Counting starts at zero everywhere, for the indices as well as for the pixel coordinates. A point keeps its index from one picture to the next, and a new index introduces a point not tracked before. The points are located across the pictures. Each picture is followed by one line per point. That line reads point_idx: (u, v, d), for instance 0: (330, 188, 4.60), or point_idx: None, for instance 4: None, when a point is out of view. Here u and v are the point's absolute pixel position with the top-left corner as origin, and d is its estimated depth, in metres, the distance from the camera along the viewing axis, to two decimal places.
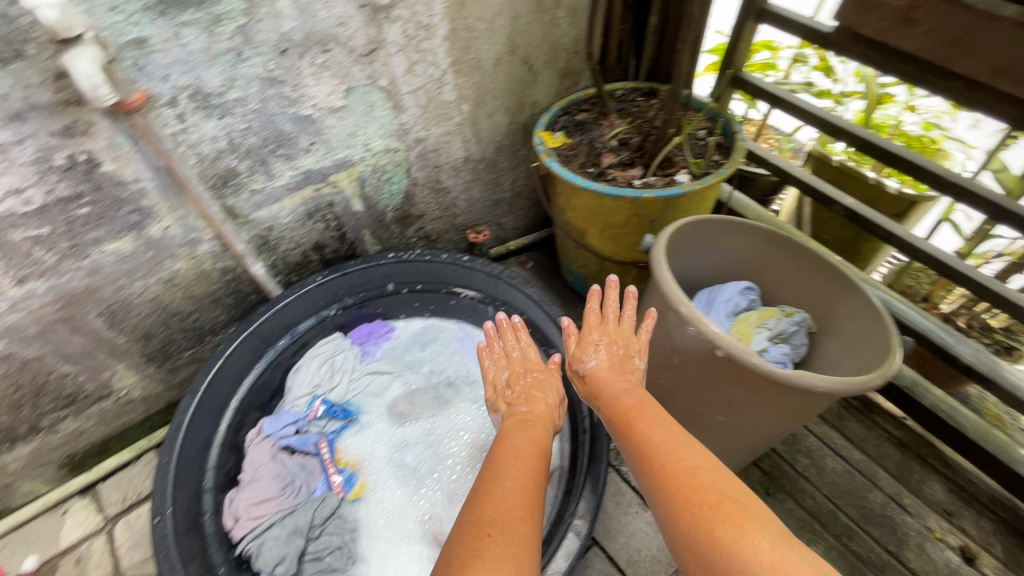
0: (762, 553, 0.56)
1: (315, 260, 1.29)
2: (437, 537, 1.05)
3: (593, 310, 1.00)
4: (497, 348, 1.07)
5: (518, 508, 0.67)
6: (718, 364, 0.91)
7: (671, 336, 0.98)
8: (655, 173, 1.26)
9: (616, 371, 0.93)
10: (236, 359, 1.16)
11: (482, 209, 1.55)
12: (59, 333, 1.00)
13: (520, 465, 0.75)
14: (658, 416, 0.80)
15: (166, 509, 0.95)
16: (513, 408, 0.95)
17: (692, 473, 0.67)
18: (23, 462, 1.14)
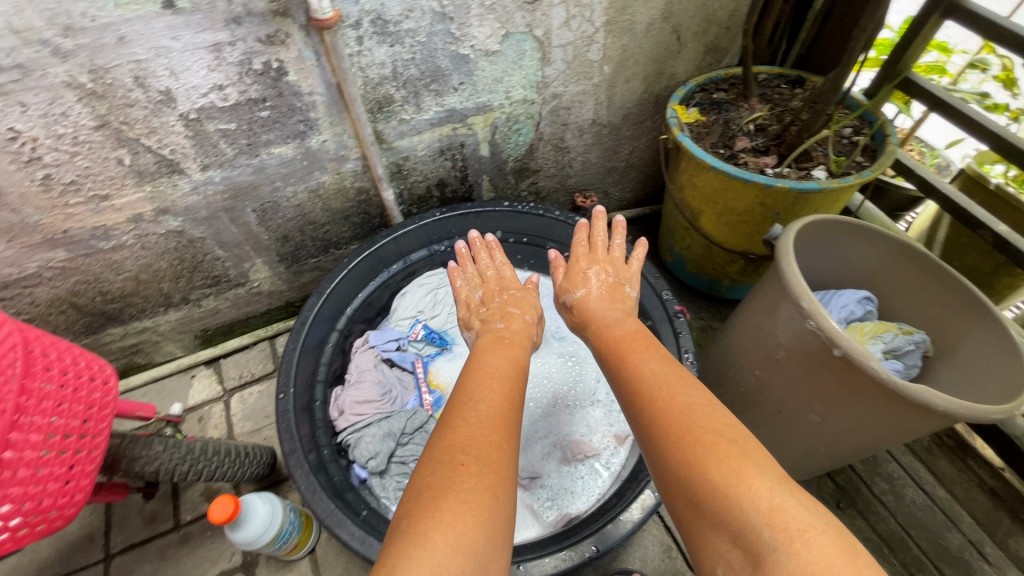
0: (760, 492, 0.58)
1: (435, 196, 1.36)
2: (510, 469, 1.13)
3: (582, 242, 1.16)
4: (470, 269, 1.19)
5: (494, 437, 0.70)
6: (830, 364, 0.89)
7: (779, 327, 0.97)
8: (789, 165, 1.22)
9: (604, 297, 1.05)
10: (356, 273, 1.26)
11: (595, 174, 1.56)
12: (221, 220, 1.14)
13: (502, 396, 0.78)
14: (649, 360, 0.84)
15: (290, 388, 1.06)
16: (489, 324, 1.05)
17: (685, 415, 0.70)
18: (170, 327, 1.32)
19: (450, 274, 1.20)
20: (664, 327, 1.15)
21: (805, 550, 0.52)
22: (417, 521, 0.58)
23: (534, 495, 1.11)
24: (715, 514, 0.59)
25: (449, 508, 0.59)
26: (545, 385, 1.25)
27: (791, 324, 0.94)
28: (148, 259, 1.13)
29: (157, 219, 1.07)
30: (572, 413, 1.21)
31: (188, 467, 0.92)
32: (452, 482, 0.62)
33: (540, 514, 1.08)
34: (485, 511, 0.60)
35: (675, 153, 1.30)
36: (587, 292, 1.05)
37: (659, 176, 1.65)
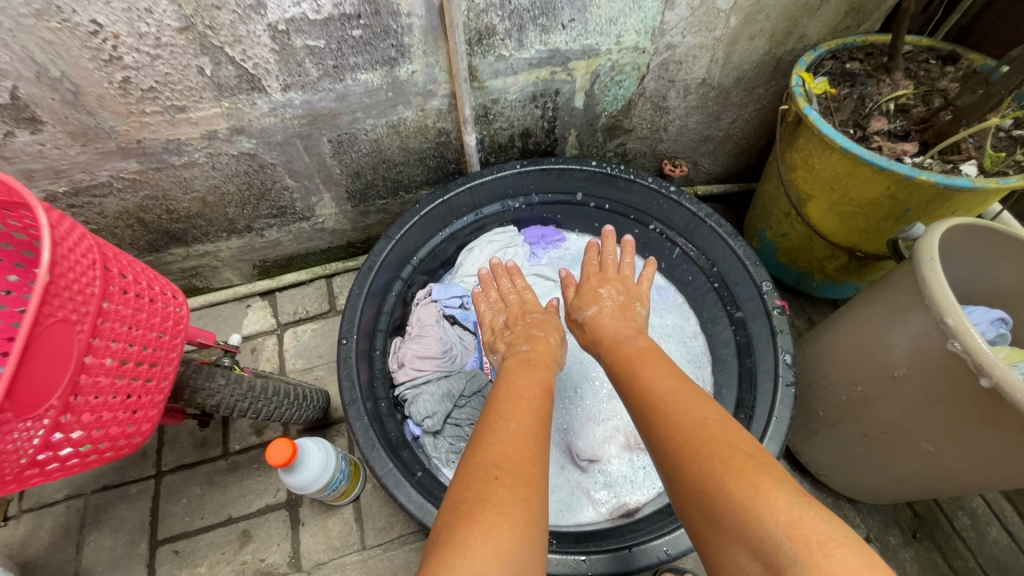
0: (779, 504, 0.54)
1: (516, 147, 1.25)
2: (569, 450, 1.07)
3: (594, 259, 1.07)
4: (494, 292, 1.09)
5: (527, 454, 0.68)
6: (965, 392, 0.77)
7: (899, 338, 0.86)
8: (932, 156, 1.06)
9: (615, 316, 0.97)
10: (426, 222, 1.17)
11: (688, 142, 1.41)
12: (295, 148, 1.06)
13: (525, 411, 0.76)
14: (661, 372, 0.79)
15: (352, 336, 1.01)
16: (513, 347, 0.96)
17: (698, 428, 0.66)
18: (231, 254, 1.28)
19: (472, 299, 1.10)
20: (758, 321, 1.04)
21: (827, 562, 0.48)
22: (453, 538, 0.57)
23: (591, 478, 1.05)
24: (733, 530, 0.56)
25: (482, 526, 0.58)
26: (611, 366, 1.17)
27: (912, 338, 0.84)
28: (217, 181, 1.08)
29: (232, 139, 1.00)
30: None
31: (249, 404, 0.88)
32: (483, 499, 0.61)
33: (597, 499, 1.03)
34: (521, 532, 0.59)
35: (793, 129, 1.16)
36: (599, 314, 0.97)
37: (758, 152, 1.48)
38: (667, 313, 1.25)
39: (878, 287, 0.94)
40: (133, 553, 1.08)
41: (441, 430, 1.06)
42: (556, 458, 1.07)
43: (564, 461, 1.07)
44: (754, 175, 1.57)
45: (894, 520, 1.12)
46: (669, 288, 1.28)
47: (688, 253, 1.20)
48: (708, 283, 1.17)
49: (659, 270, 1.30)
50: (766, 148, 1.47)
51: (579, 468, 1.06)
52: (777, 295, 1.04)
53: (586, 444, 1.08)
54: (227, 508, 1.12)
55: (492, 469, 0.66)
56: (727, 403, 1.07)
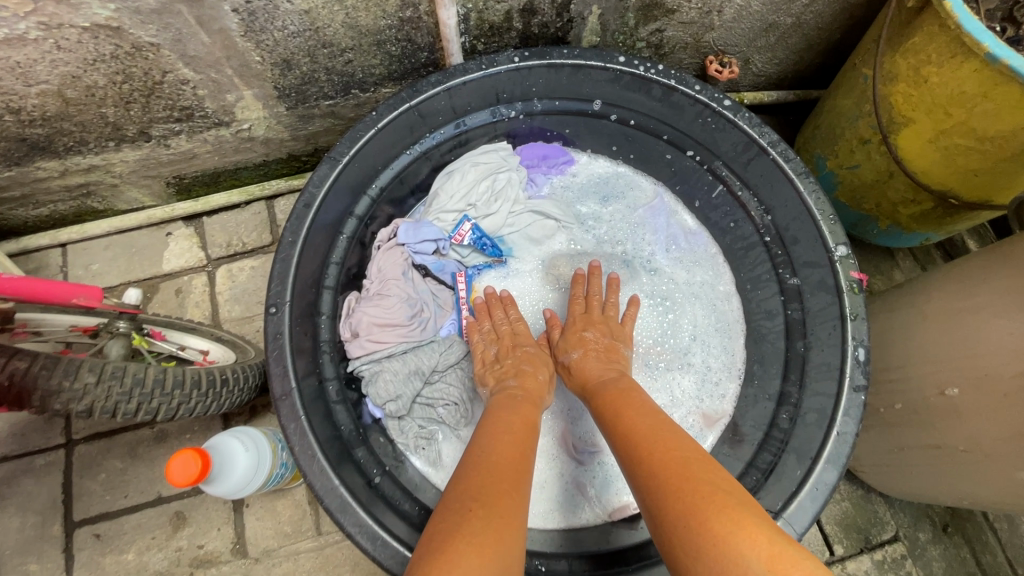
0: (762, 542, 0.45)
1: (514, 30, 0.88)
2: (565, 439, 0.89)
3: (577, 299, 0.88)
4: (487, 325, 0.87)
5: (504, 482, 0.54)
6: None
7: (995, 336, 0.66)
8: None
9: (601, 359, 0.79)
10: (386, 137, 0.85)
11: (747, 31, 1.04)
12: (182, 20, 0.70)
13: (492, 434, 0.64)
14: (638, 400, 0.68)
15: (285, 302, 0.75)
16: (500, 383, 0.78)
17: (679, 455, 0.56)
18: (130, 168, 0.96)
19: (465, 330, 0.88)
20: (821, 296, 0.80)
21: None
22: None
23: (589, 473, 0.88)
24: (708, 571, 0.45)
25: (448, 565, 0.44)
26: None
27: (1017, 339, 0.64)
28: (71, 68, 0.73)
29: (71, 1, 0.64)
30: (653, 375, 0.93)
31: (136, 406, 0.64)
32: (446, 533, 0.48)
33: (595, 498, 0.86)
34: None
35: (902, 27, 0.84)
36: (583, 361, 0.79)
37: (831, 48, 1.12)
38: (696, 266, 0.99)
39: (962, 270, 0.74)
40: (46, 536, 0.92)
41: (408, 412, 0.86)
42: (550, 447, 0.89)
43: (558, 452, 0.89)
44: (820, 79, 1.21)
45: (926, 513, 0.97)
46: (701, 233, 1.00)
47: (735, 194, 0.91)
48: (756, 235, 0.90)
49: (691, 209, 1.01)
50: (844, 42, 1.11)
51: (577, 461, 0.89)
52: (854, 264, 0.77)
53: (587, 431, 0.90)
54: (156, 486, 0.95)
55: (457, 495, 0.53)
56: (764, 390, 0.87)
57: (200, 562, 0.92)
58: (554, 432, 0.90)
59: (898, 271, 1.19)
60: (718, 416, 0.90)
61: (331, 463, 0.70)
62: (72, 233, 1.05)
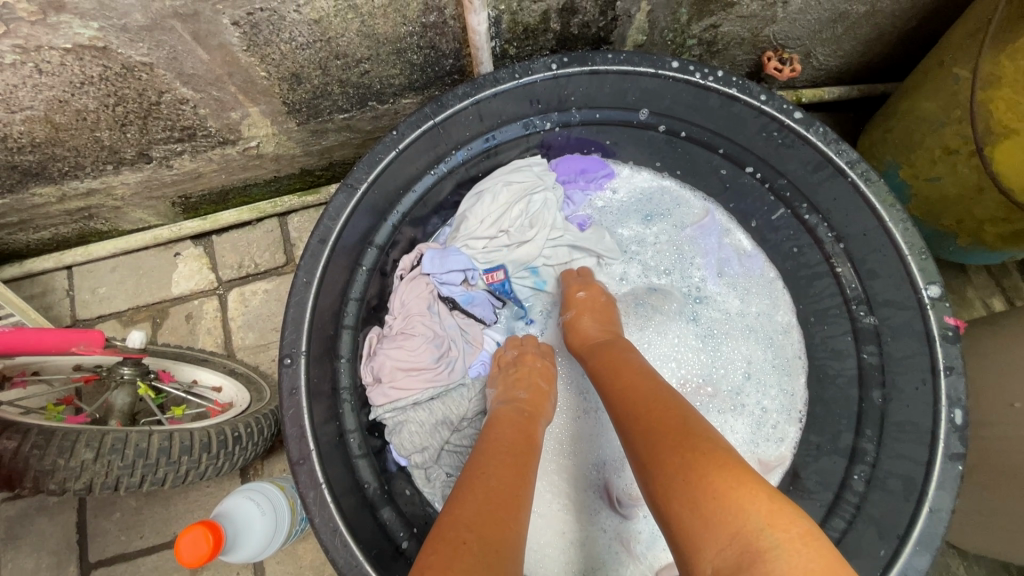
0: (762, 496, 0.43)
1: (551, 31, 0.77)
2: (610, 492, 0.82)
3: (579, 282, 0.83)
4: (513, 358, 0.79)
5: (503, 505, 0.49)
6: None
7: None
8: None
9: (596, 320, 0.76)
10: (409, 158, 0.76)
11: (812, 22, 0.91)
12: (176, 36, 0.61)
13: (488, 446, 0.58)
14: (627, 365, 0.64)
15: (300, 351, 0.68)
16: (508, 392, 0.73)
17: (672, 413, 0.53)
18: (132, 191, 0.88)
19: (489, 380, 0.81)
20: (906, 341, 0.70)
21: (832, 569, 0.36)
22: None
23: (634, 527, 0.82)
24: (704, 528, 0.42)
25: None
26: (671, 375, 0.86)
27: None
28: (59, 93, 0.65)
29: (48, 22, 0.55)
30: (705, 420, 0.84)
31: (140, 479, 0.58)
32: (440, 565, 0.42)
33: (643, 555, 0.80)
34: None
35: (1011, 21, 0.73)
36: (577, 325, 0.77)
37: (907, 37, 0.98)
38: (751, 293, 0.89)
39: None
40: None
41: (435, 461, 0.80)
42: (590, 499, 0.83)
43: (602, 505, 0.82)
44: (889, 73, 1.08)
45: (1004, 565, 0.88)
46: (757, 255, 0.90)
47: (801, 216, 0.80)
48: (824, 263, 0.80)
49: (745, 228, 0.90)
50: (923, 31, 0.97)
51: (619, 515, 0.82)
52: (948, 308, 0.67)
53: (630, 482, 0.82)
54: (171, 526, 0.90)
55: (452, 516, 0.47)
56: (832, 440, 0.77)
57: None
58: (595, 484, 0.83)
59: (971, 288, 1.07)
60: (775, 463, 0.81)
61: (355, 534, 0.64)
62: (76, 256, 0.99)
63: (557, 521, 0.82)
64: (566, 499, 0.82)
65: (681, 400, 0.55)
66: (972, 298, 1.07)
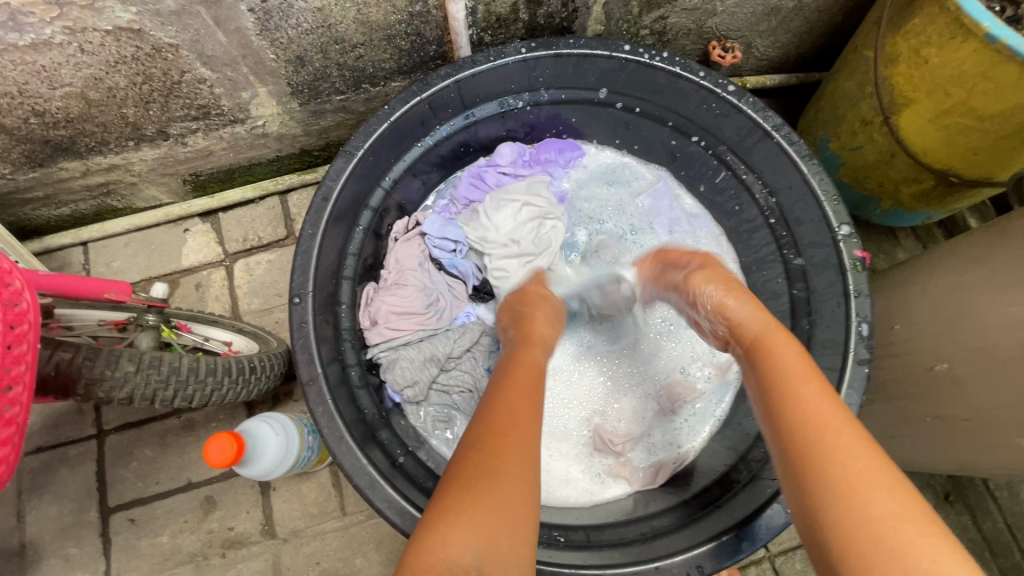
0: (937, 546, 0.43)
1: (521, 21, 0.90)
2: (600, 434, 0.92)
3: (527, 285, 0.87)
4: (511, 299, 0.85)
5: (522, 427, 0.55)
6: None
7: (1000, 314, 0.68)
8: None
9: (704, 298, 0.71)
10: (399, 130, 0.87)
11: (748, 15, 1.05)
12: (200, 21, 0.72)
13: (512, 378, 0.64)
14: (780, 347, 0.60)
15: (308, 292, 0.78)
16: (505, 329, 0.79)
17: (825, 436, 0.50)
18: (148, 167, 0.98)
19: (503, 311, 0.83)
20: (825, 275, 0.82)
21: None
22: (439, 516, 0.48)
23: (621, 461, 0.91)
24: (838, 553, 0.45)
25: (459, 523, 0.47)
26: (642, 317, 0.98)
27: (1020, 311, 0.66)
28: (95, 71, 0.76)
29: (95, 6, 0.66)
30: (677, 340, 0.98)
31: (173, 394, 0.67)
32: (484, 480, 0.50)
33: (628, 471, 0.90)
34: (515, 527, 0.48)
35: (902, 8, 0.86)
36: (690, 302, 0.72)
37: (832, 30, 1.13)
38: (701, 249, 1.02)
39: (968, 249, 0.77)
40: (83, 521, 0.96)
41: (425, 398, 0.90)
42: (582, 441, 0.93)
43: (592, 445, 0.92)
44: (822, 62, 1.22)
45: (929, 482, 1.00)
46: (702, 215, 1.03)
47: (740, 177, 0.93)
48: (760, 217, 0.93)
49: (695, 193, 1.03)
50: (845, 24, 1.12)
51: (609, 454, 0.92)
52: (858, 243, 0.79)
53: (617, 426, 0.94)
54: (185, 472, 0.99)
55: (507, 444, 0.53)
56: None
57: (231, 544, 0.96)
58: (591, 409, 0.95)
59: (900, 249, 1.21)
60: (728, 367, 0.96)
61: (359, 444, 0.74)
62: (93, 232, 1.08)
63: (551, 461, 0.92)
64: (563, 422, 0.94)
65: (857, 419, 0.52)
66: (901, 258, 1.21)
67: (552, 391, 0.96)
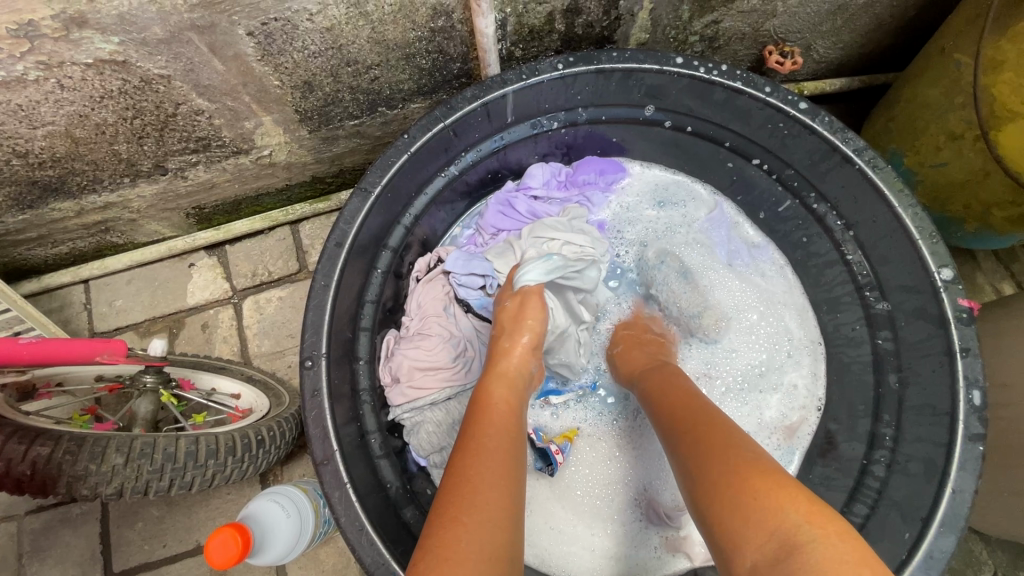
0: (795, 497, 0.42)
1: (556, 32, 0.79)
2: (654, 506, 0.81)
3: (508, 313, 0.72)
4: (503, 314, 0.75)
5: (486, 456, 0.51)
6: None
7: None
8: None
9: (647, 350, 0.78)
10: (419, 161, 0.77)
11: (812, 14, 0.92)
12: (193, 48, 0.63)
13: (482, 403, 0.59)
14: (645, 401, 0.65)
15: (321, 353, 0.68)
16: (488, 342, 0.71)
17: (712, 429, 0.52)
18: (147, 203, 0.90)
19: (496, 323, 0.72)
20: (920, 325, 0.70)
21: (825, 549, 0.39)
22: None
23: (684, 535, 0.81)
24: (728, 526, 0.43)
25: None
26: (699, 356, 0.87)
27: None
28: (79, 107, 0.67)
29: (71, 38, 0.57)
30: (735, 391, 0.86)
31: (169, 483, 0.59)
32: (454, 529, 0.45)
33: (689, 547, 0.79)
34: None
35: (1009, 8, 0.74)
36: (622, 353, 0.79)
37: (908, 27, 0.99)
38: (763, 284, 0.90)
39: None
40: None
41: None
42: (634, 514, 0.82)
43: (648, 519, 0.81)
44: (890, 63, 1.09)
45: None
46: (767, 246, 0.91)
47: (809, 205, 0.81)
48: (835, 251, 0.80)
49: (754, 220, 0.91)
50: (923, 20, 0.98)
51: (667, 527, 0.81)
52: (961, 290, 0.67)
53: (673, 494, 0.82)
54: (193, 534, 0.91)
55: (477, 480, 0.49)
56: (849, 426, 0.78)
57: None
58: (643, 478, 0.83)
59: (981, 274, 1.08)
60: (799, 424, 0.84)
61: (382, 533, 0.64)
62: (93, 269, 1.00)
63: (600, 539, 0.81)
64: (609, 494, 0.82)
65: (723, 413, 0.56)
66: (982, 283, 1.07)
67: (597, 459, 0.84)
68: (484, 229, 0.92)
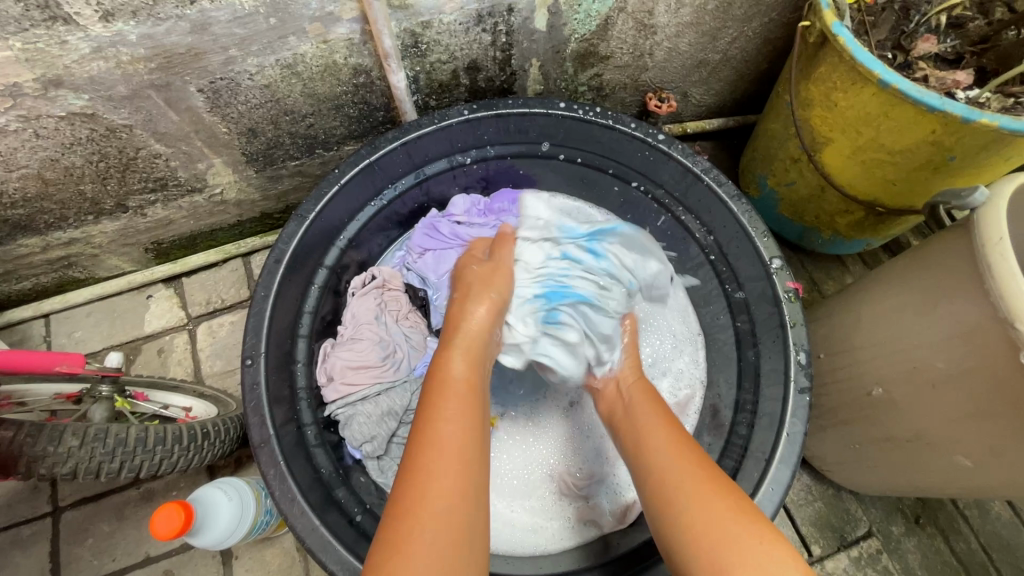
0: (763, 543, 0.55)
1: (462, 85, 0.96)
2: (565, 480, 0.93)
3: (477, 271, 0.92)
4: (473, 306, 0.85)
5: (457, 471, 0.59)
6: (964, 367, 0.66)
7: (925, 333, 0.70)
8: (964, 54, 0.87)
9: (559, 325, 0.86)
10: (350, 192, 0.91)
11: (679, 68, 1.13)
12: (152, 103, 0.77)
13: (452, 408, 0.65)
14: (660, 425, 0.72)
15: (260, 353, 0.79)
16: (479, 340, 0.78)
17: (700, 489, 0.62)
18: (109, 239, 1.01)
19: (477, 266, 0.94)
20: (764, 306, 0.85)
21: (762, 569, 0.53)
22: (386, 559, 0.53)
23: (593, 503, 0.91)
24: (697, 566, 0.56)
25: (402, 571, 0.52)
26: None
27: (939, 333, 0.68)
28: (51, 153, 0.79)
29: (48, 96, 0.70)
30: None
31: (119, 464, 0.68)
32: (410, 509, 0.56)
33: (596, 516, 0.90)
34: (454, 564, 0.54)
35: (809, 60, 0.92)
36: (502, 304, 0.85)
37: (762, 77, 1.22)
38: (651, 286, 1.06)
39: (889, 271, 0.78)
40: None
41: (386, 452, 0.90)
42: (551, 489, 0.93)
43: (561, 493, 0.92)
44: (755, 105, 1.31)
45: (898, 507, 1.01)
46: None
47: (679, 217, 0.98)
48: (703, 254, 0.97)
49: (643, 234, 1.08)
50: (771, 71, 1.20)
51: (579, 497, 0.92)
52: (789, 275, 0.84)
53: (579, 469, 0.94)
54: (143, 546, 0.96)
55: (434, 481, 0.58)
56: (725, 400, 0.92)
57: None
58: (554, 457, 0.95)
59: (849, 275, 1.26)
60: (688, 401, 0.97)
61: (314, 506, 0.73)
62: (54, 304, 1.09)
63: (519, 513, 0.91)
64: (525, 473, 0.94)
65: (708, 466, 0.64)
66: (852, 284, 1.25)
67: (515, 442, 0.96)
68: (411, 249, 1.06)
